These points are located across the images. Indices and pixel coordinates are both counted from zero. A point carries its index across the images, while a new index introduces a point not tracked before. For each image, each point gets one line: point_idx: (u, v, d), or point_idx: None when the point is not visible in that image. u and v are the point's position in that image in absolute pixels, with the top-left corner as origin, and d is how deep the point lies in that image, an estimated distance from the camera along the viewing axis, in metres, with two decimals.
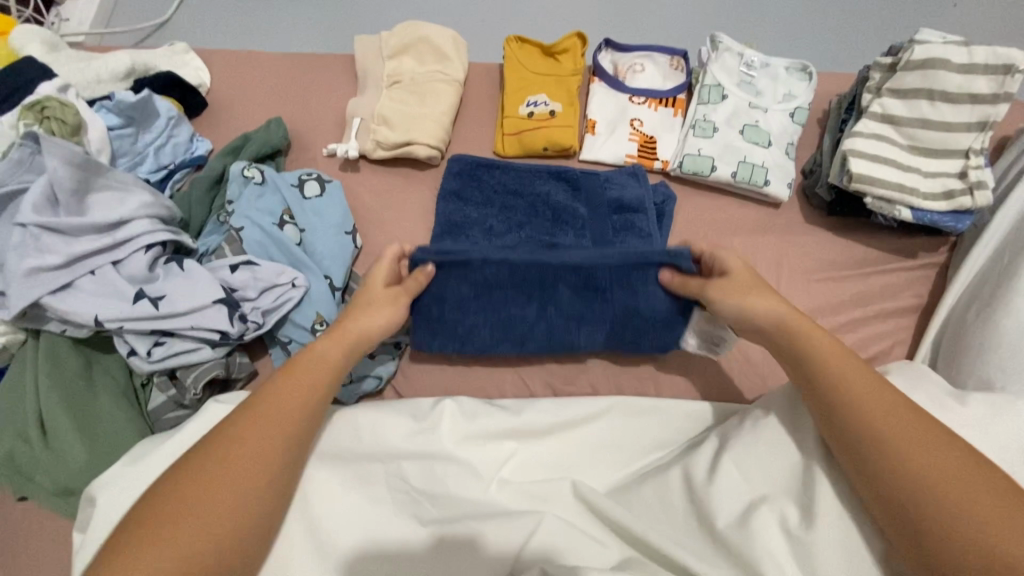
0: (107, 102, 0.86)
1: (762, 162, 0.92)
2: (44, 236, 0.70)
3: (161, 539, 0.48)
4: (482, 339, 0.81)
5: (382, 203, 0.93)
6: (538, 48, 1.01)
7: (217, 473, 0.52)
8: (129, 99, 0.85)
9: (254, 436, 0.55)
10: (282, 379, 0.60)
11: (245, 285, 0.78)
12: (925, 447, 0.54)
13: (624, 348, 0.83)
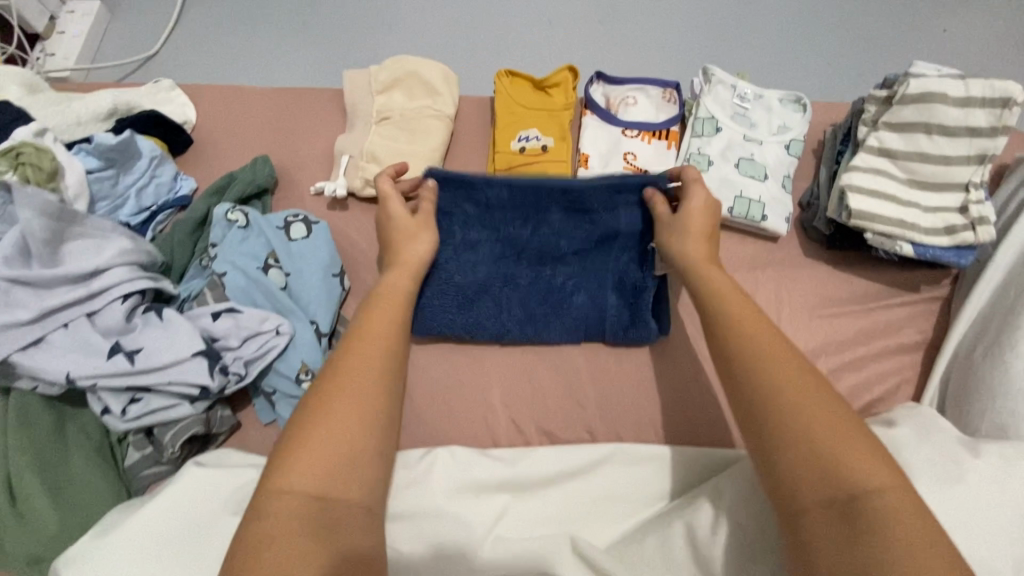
0: (85, 144, 0.83)
1: (758, 197, 0.90)
2: (15, 290, 0.68)
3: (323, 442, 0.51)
4: (478, 257, 0.84)
5: (371, 242, 0.90)
6: (529, 82, 0.99)
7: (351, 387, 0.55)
8: (109, 140, 0.81)
9: (374, 352, 0.59)
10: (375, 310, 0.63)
11: (227, 334, 0.75)
12: (783, 364, 0.54)
13: (608, 279, 0.84)
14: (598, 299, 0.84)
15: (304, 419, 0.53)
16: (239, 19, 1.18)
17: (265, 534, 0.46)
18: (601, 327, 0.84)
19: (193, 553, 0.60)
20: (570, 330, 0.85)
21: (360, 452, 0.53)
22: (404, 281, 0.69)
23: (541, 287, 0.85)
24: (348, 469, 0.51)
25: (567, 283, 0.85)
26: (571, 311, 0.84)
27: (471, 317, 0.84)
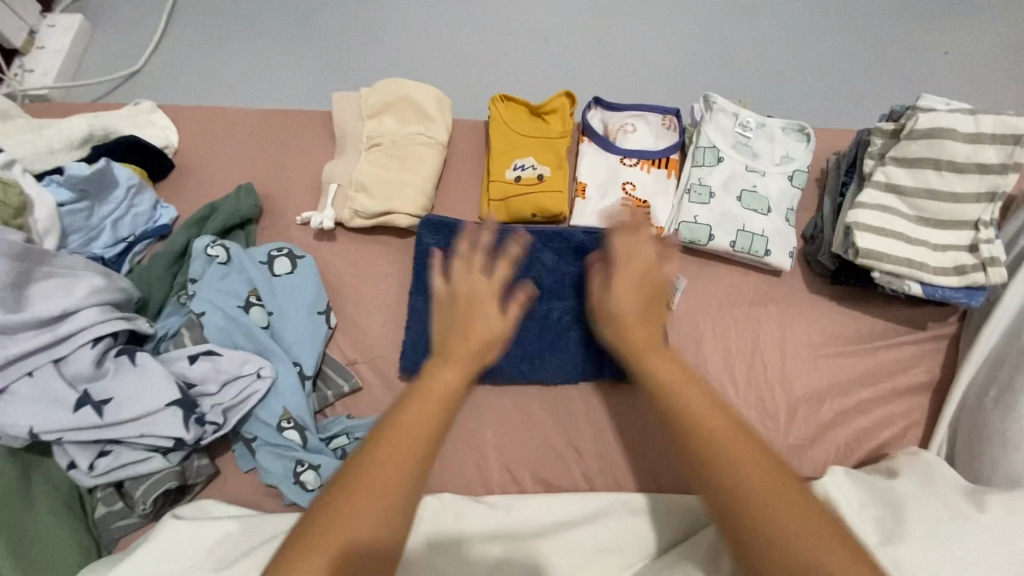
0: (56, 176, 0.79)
1: (761, 231, 0.87)
2: None
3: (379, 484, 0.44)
4: None
5: (360, 276, 0.86)
6: (525, 107, 0.96)
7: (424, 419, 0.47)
8: (82, 171, 0.78)
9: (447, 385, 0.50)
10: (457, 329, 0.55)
11: (205, 379, 0.71)
12: (745, 460, 0.47)
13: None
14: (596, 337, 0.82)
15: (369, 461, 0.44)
16: (225, 36, 1.13)
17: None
18: (599, 366, 0.81)
19: None
20: (568, 369, 0.81)
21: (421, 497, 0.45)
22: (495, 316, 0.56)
23: (537, 326, 0.83)
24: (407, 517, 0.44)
25: (563, 322, 0.83)
26: (567, 349, 0.82)
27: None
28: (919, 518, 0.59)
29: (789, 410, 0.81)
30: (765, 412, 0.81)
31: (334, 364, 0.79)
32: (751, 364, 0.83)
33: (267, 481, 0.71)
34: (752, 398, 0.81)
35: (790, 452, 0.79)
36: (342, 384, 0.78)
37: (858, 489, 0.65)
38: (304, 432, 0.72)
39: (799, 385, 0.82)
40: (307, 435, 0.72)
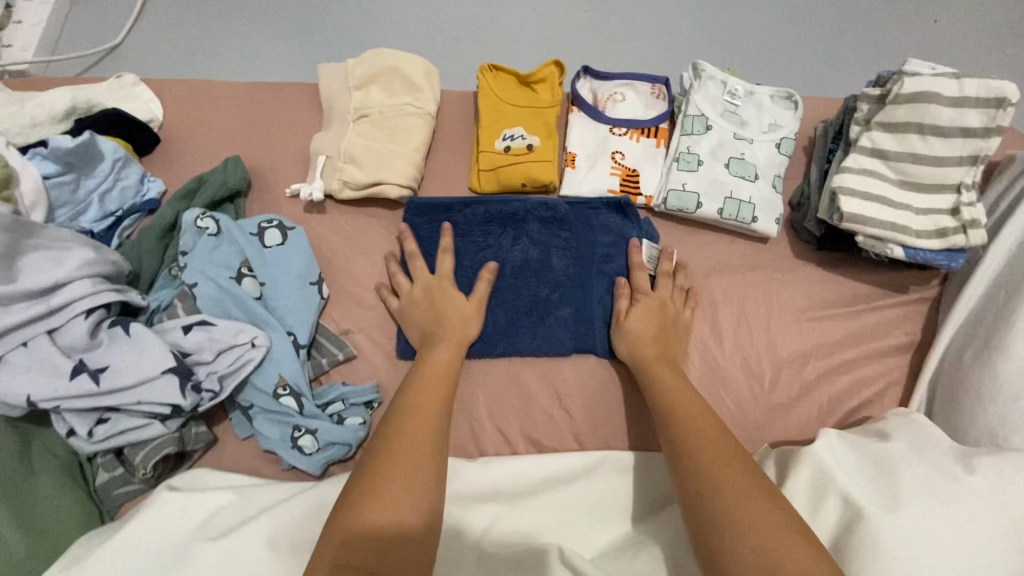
0: (41, 149, 0.78)
1: (749, 198, 0.88)
2: None
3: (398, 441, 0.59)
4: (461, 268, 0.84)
5: (350, 247, 0.87)
6: (513, 77, 0.96)
7: (441, 399, 0.65)
8: (65, 143, 0.77)
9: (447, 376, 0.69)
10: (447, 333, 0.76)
11: (199, 348, 0.71)
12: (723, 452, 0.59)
13: (594, 285, 0.86)
14: (586, 309, 0.85)
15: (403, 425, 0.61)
16: (208, 8, 1.11)
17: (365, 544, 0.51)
18: (591, 336, 0.84)
19: None
20: (562, 339, 0.83)
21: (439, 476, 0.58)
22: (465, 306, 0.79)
23: (527, 300, 0.84)
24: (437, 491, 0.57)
25: (554, 294, 0.85)
26: (559, 322, 0.84)
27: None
28: (909, 481, 0.62)
29: (774, 372, 0.83)
30: (750, 374, 0.83)
31: (328, 333, 0.80)
32: (738, 329, 0.85)
33: (265, 447, 0.73)
34: (739, 361, 0.83)
35: (776, 412, 0.81)
36: (335, 351, 0.79)
37: (849, 452, 0.69)
38: (300, 398, 0.73)
39: (784, 348, 0.84)
40: (303, 401, 0.73)
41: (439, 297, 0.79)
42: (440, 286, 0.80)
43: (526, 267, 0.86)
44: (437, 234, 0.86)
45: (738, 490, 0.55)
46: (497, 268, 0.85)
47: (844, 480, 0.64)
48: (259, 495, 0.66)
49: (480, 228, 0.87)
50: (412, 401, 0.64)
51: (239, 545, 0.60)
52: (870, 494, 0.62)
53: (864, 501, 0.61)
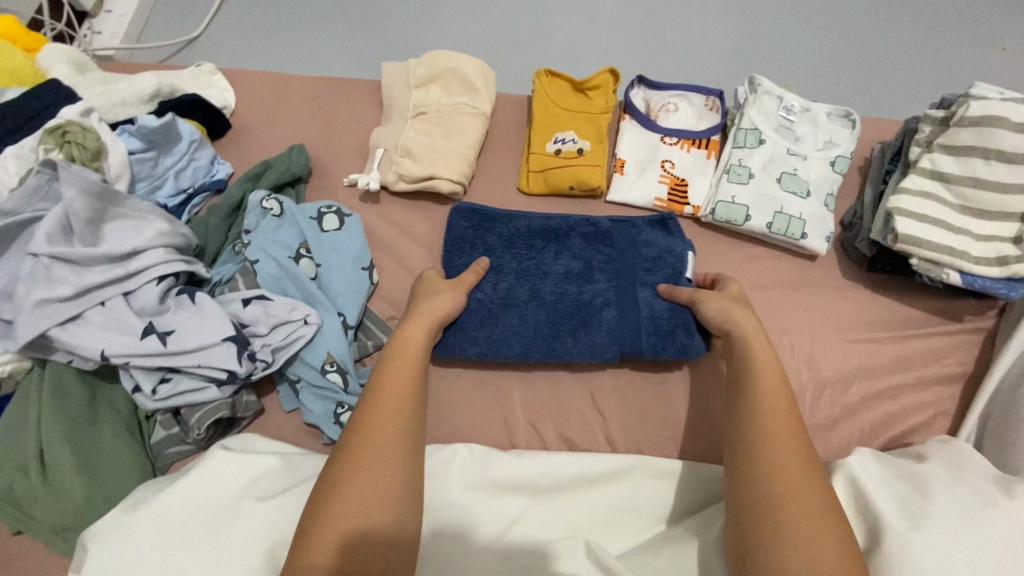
0: (129, 126, 0.83)
1: (799, 214, 0.87)
2: (55, 266, 0.68)
3: (374, 456, 0.57)
4: (500, 277, 0.83)
5: (401, 237, 0.90)
6: (568, 83, 0.98)
7: (413, 387, 0.63)
8: (151, 123, 0.82)
9: (417, 358, 0.67)
10: (419, 312, 0.73)
11: (256, 321, 0.75)
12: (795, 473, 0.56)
13: (638, 291, 0.82)
14: (631, 314, 0.80)
15: (374, 417, 0.60)
16: (282, 7, 1.18)
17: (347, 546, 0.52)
18: (637, 339, 0.79)
19: (215, 530, 0.61)
20: (605, 346, 0.79)
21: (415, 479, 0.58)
22: (445, 293, 0.77)
23: (569, 305, 0.81)
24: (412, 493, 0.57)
25: (596, 300, 0.81)
26: (601, 329, 0.80)
27: (495, 334, 0.80)
28: (942, 502, 0.61)
29: (815, 392, 0.81)
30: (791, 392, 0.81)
31: (375, 317, 0.83)
32: (781, 346, 0.84)
33: (309, 420, 0.76)
34: None
35: (815, 432, 0.79)
36: (380, 336, 0.82)
37: (888, 473, 0.67)
38: (346, 374, 0.76)
39: (828, 367, 0.83)
40: (348, 378, 0.76)
41: (425, 289, 0.78)
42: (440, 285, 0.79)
43: (565, 278, 0.83)
44: (479, 243, 0.86)
45: (811, 519, 0.53)
46: (537, 278, 0.83)
47: (877, 497, 0.63)
48: (300, 463, 0.69)
49: (523, 239, 0.86)
50: (381, 389, 0.62)
51: (281, 507, 0.63)
52: (904, 513, 0.61)
53: (889, 517, 0.60)
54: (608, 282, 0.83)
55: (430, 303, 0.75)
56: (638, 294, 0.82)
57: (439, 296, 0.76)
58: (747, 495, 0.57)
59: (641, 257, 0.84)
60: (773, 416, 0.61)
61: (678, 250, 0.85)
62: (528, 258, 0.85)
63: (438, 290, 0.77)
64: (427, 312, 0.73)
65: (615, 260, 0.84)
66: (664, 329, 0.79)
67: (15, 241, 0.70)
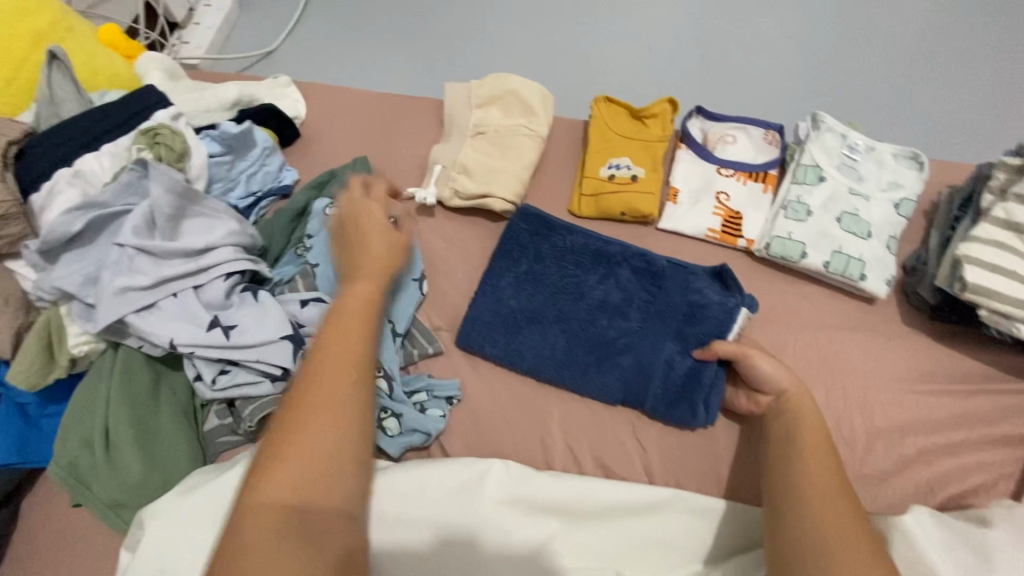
0: (212, 132, 0.90)
1: (859, 255, 0.85)
2: (137, 257, 0.73)
3: (319, 431, 0.51)
4: (539, 295, 0.85)
5: (452, 251, 0.92)
6: (626, 110, 0.99)
7: (358, 351, 0.57)
8: (232, 129, 0.89)
9: (362, 317, 0.60)
10: (364, 264, 0.66)
11: (311, 321, 0.78)
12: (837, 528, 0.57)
13: (666, 345, 0.80)
14: (648, 365, 0.79)
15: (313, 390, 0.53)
16: (354, 25, 1.24)
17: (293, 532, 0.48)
18: (642, 393, 0.79)
19: None
20: (609, 388, 0.79)
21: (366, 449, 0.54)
22: (388, 238, 0.69)
23: (591, 337, 0.82)
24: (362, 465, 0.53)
25: (620, 339, 0.81)
26: (614, 370, 0.80)
27: (514, 343, 0.82)
28: None
29: (867, 442, 0.78)
30: (841, 439, 0.78)
31: (422, 327, 0.85)
32: (833, 390, 0.81)
33: None
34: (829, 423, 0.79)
35: (867, 483, 0.76)
36: (426, 345, 0.83)
37: (948, 536, 0.63)
38: (391, 381, 0.78)
39: (882, 417, 0.79)
40: (393, 385, 0.78)
41: (360, 232, 0.70)
42: (381, 233, 0.70)
43: (600, 308, 0.83)
44: (535, 252, 0.88)
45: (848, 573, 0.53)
46: (574, 299, 0.84)
47: (938, 568, 0.60)
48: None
49: (574, 260, 0.87)
50: (325, 355, 0.56)
51: None
52: None
53: None
54: (639, 329, 0.81)
55: (374, 251, 0.67)
56: (667, 349, 0.80)
57: (382, 241, 0.69)
58: (784, 543, 0.58)
59: (685, 309, 0.81)
60: (817, 468, 0.62)
61: (731, 305, 0.80)
62: (574, 280, 0.85)
63: (378, 234, 0.69)
64: (374, 264, 0.66)
65: (653, 308, 0.82)
66: (673, 394, 0.78)
67: (102, 231, 0.75)
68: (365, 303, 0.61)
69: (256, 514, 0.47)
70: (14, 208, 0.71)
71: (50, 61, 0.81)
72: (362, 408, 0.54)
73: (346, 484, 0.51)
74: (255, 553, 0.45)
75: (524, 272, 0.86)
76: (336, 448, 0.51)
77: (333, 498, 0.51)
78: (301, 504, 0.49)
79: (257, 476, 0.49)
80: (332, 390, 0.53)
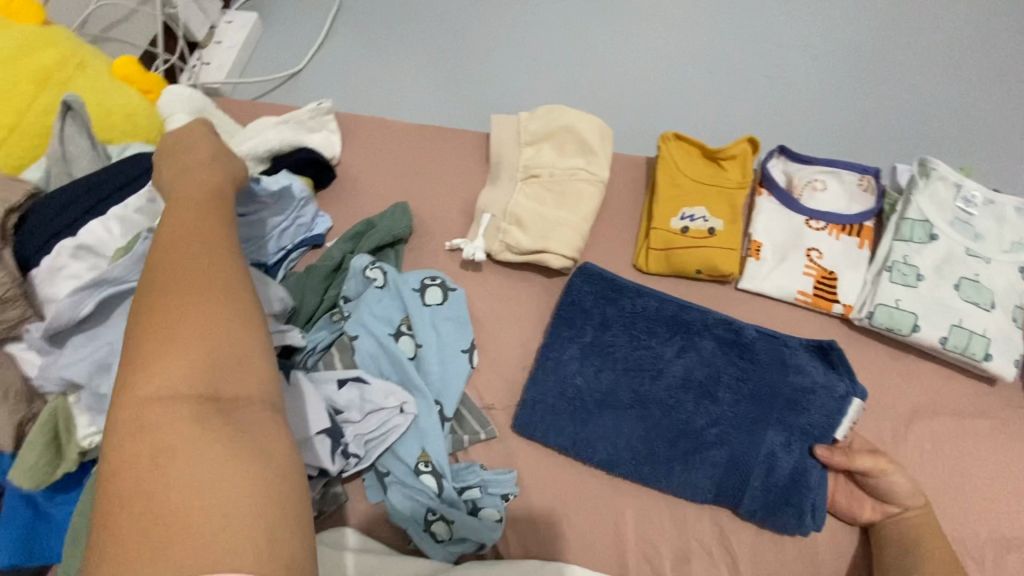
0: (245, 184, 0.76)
1: (983, 330, 0.73)
2: None
3: (172, 348, 0.40)
4: (608, 371, 0.74)
5: (504, 313, 0.82)
6: (698, 150, 0.87)
7: (203, 255, 0.47)
8: (273, 187, 0.77)
9: (206, 221, 0.51)
10: (189, 171, 0.57)
11: (349, 406, 0.69)
12: None
13: (766, 434, 0.69)
14: (744, 461, 0.68)
15: (148, 309, 0.43)
16: (388, 46, 1.14)
17: (143, 470, 0.35)
18: (739, 493, 0.68)
19: None
20: (698, 486, 0.69)
21: (236, 366, 0.42)
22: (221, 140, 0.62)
23: (673, 424, 0.71)
24: (222, 382, 0.41)
25: (709, 430, 0.70)
26: (705, 466, 0.69)
27: (582, 430, 0.72)
28: None
29: (996, 557, 0.67)
30: (965, 552, 0.67)
31: (473, 406, 0.74)
32: (953, 491, 0.69)
33: (394, 522, 0.68)
34: (951, 532, 0.68)
35: None
36: (478, 429, 0.73)
37: None
38: (440, 479, 0.68)
39: (1012, 525, 0.68)
40: (443, 483, 0.68)
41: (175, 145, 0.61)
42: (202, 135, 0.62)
43: (682, 388, 0.72)
44: (602, 319, 0.77)
45: None
46: (651, 377, 0.73)
47: None
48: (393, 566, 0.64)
49: (647, 329, 0.76)
50: (167, 268, 0.45)
51: None
52: None
53: None
54: (731, 414, 0.70)
55: (202, 155, 0.59)
56: (769, 441, 0.69)
57: (212, 144, 0.61)
58: None
59: (785, 394, 0.70)
60: None
61: (841, 391, 0.69)
62: (648, 352, 0.75)
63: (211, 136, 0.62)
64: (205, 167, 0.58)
65: (745, 387, 0.71)
66: (775, 498, 0.67)
67: (114, 307, 0.66)
68: (216, 207, 0.54)
69: (159, 410, 0.38)
70: (12, 290, 0.62)
71: (64, 112, 0.73)
72: (223, 315, 0.43)
73: (247, 362, 0.43)
74: (177, 443, 0.36)
75: (589, 343, 0.76)
76: (235, 330, 0.43)
77: (239, 390, 0.41)
78: (216, 392, 0.40)
79: (134, 381, 0.39)
80: (199, 276, 0.45)
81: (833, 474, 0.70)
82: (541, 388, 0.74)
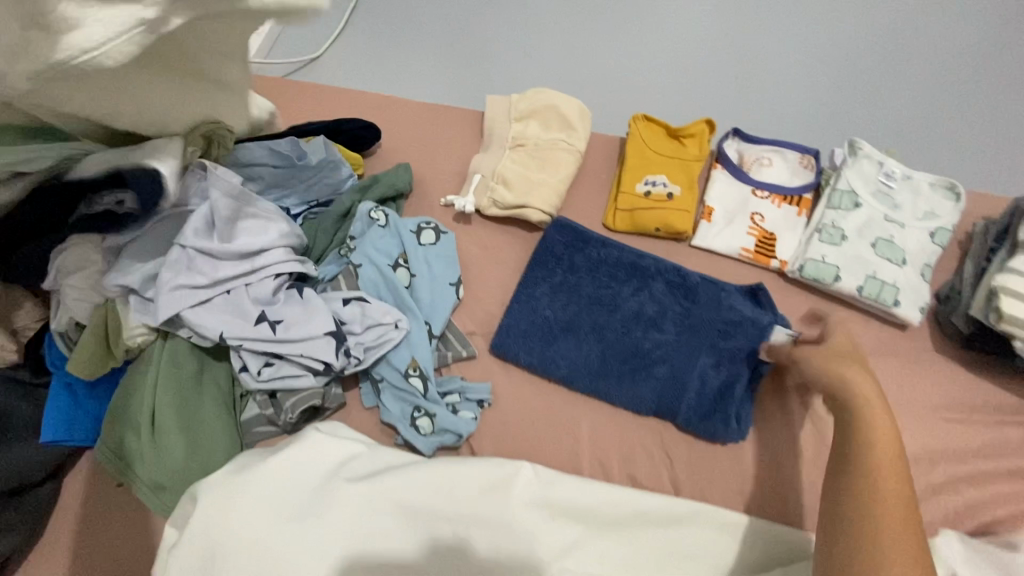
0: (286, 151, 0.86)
1: (892, 281, 0.86)
2: (198, 259, 0.77)
3: None
4: (573, 305, 0.87)
5: (488, 258, 0.94)
6: (663, 129, 1.01)
7: None
8: (309, 161, 0.88)
9: None
10: None
11: (352, 320, 0.81)
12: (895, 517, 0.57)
13: (701, 356, 0.82)
14: (682, 377, 0.81)
15: None
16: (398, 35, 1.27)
17: None
18: (677, 404, 0.80)
19: (310, 509, 0.68)
20: (643, 398, 0.81)
21: None
22: None
23: (625, 347, 0.84)
24: None
25: (655, 351, 0.83)
26: (650, 381, 0.82)
27: (548, 352, 0.84)
28: None
29: None
30: None
31: (457, 330, 0.87)
32: None
33: (384, 419, 0.80)
34: None
35: None
36: (460, 348, 0.85)
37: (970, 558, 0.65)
38: (426, 381, 0.80)
39: (911, 442, 0.80)
40: (428, 385, 0.80)
41: None
42: None
43: (634, 319, 0.85)
44: (571, 262, 0.89)
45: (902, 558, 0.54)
46: (608, 310, 0.86)
47: None
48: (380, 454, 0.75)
49: (609, 271, 0.88)
50: None
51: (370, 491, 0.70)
52: None
53: None
54: (674, 340, 0.83)
55: None
56: (703, 362, 0.82)
57: None
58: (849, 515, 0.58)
59: (721, 325, 0.83)
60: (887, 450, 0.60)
61: (765, 321, 0.82)
62: (608, 290, 0.87)
63: None
64: None
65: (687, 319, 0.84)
66: (707, 407, 0.80)
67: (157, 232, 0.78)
68: None
69: None
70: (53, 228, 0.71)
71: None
72: None
73: None
74: None
75: (558, 281, 0.88)
76: None
77: None
78: None
79: None
80: None
81: (761, 395, 0.82)
82: (516, 317, 0.86)
